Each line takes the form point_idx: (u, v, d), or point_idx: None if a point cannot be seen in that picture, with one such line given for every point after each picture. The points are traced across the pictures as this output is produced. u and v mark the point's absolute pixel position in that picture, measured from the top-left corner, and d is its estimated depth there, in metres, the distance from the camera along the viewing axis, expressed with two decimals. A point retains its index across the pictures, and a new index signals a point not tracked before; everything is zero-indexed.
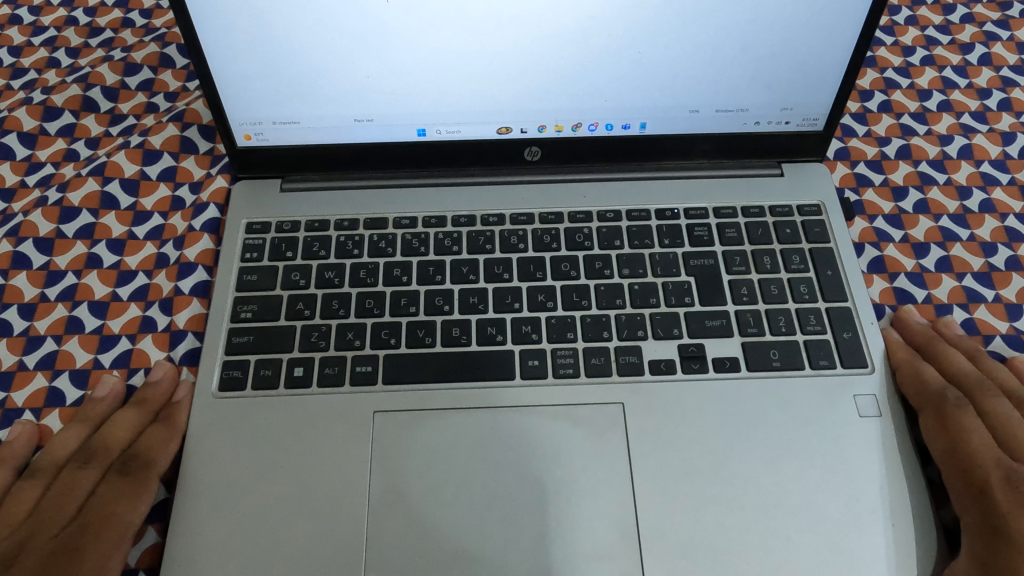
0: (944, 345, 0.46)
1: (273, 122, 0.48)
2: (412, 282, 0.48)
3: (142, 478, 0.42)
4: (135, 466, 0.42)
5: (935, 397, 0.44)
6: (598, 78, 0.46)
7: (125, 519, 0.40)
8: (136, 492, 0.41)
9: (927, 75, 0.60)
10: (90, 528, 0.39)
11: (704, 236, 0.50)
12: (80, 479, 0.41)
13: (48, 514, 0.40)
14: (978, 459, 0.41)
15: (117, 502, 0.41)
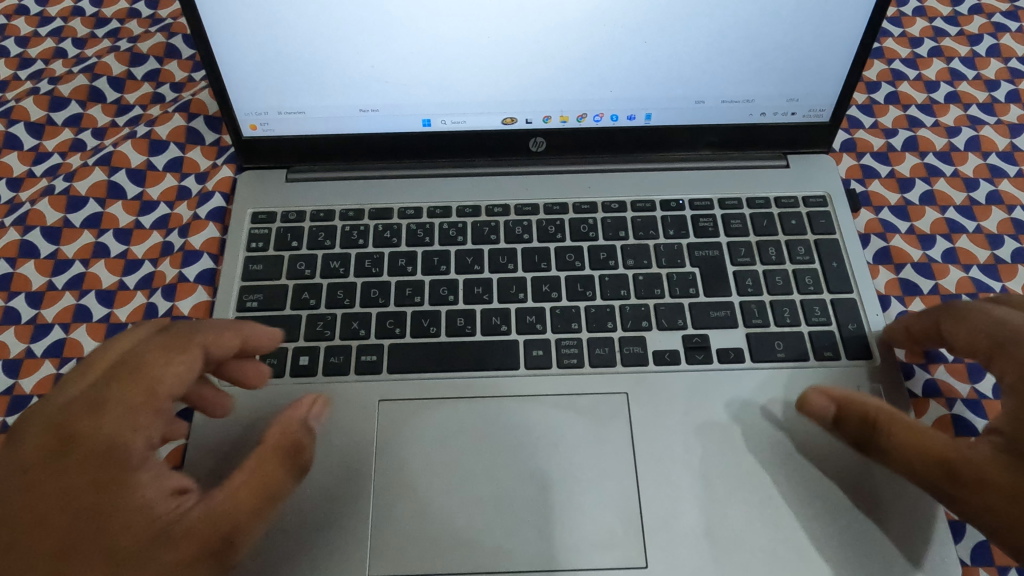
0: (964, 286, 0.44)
1: (278, 112, 0.48)
2: (416, 272, 0.48)
3: (179, 350, 0.38)
4: (175, 339, 0.38)
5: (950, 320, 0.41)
6: (603, 68, 0.46)
7: (163, 380, 0.36)
8: (173, 354, 0.37)
9: (934, 66, 0.59)
10: (142, 385, 0.36)
11: (709, 227, 0.50)
12: (126, 339, 0.38)
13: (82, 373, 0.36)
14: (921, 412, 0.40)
15: (152, 368, 0.36)
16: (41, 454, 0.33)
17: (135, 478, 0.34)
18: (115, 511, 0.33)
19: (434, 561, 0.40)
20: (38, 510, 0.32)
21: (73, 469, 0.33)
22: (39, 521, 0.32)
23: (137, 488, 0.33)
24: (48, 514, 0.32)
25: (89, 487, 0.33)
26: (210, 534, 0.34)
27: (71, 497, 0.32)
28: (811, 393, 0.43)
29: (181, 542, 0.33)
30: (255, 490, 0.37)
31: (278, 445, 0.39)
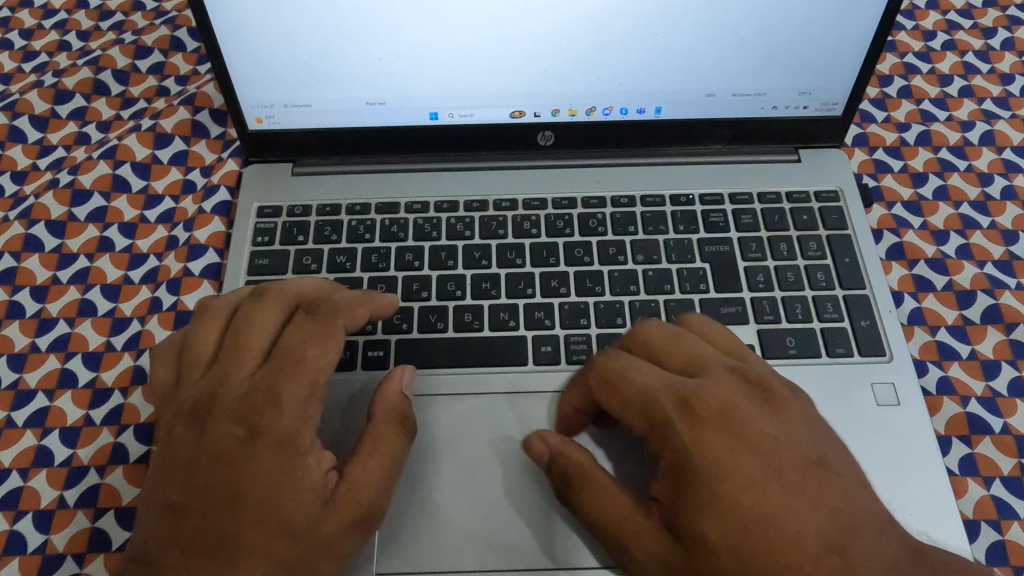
0: (699, 322, 0.42)
1: (284, 105, 0.47)
2: (423, 267, 0.48)
3: (326, 323, 0.39)
4: (320, 311, 0.39)
5: (630, 371, 0.38)
6: (612, 60, 0.46)
7: (319, 361, 0.37)
8: (323, 335, 0.38)
9: (948, 60, 0.58)
10: (294, 369, 0.36)
11: (719, 222, 0.49)
12: (262, 319, 0.39)
13: (233, 352, 0.38)
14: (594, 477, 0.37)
15: (305, 344, 0.37)
16: (215, 437, 0.35)
17: (305, 453, 0.35)
18: (284, 485, 0.34)
19: (448, 559, 0.40)
20: (219, 489, 0.33)
21: (255, 450, 0.34)
22: (222, 497, 0.33)
23: (305, 462, 0.35)
24: (229, 490, 0.33)
25: (264, 463, 0.34)
26: (357, 504, 0.36)
27: (248, 474, 0.34)
28: (533, 437, 0.40)
29: (340, 510, 0.35)
30: (384, 460, 0.37)
31: (388, 418, 0.38)
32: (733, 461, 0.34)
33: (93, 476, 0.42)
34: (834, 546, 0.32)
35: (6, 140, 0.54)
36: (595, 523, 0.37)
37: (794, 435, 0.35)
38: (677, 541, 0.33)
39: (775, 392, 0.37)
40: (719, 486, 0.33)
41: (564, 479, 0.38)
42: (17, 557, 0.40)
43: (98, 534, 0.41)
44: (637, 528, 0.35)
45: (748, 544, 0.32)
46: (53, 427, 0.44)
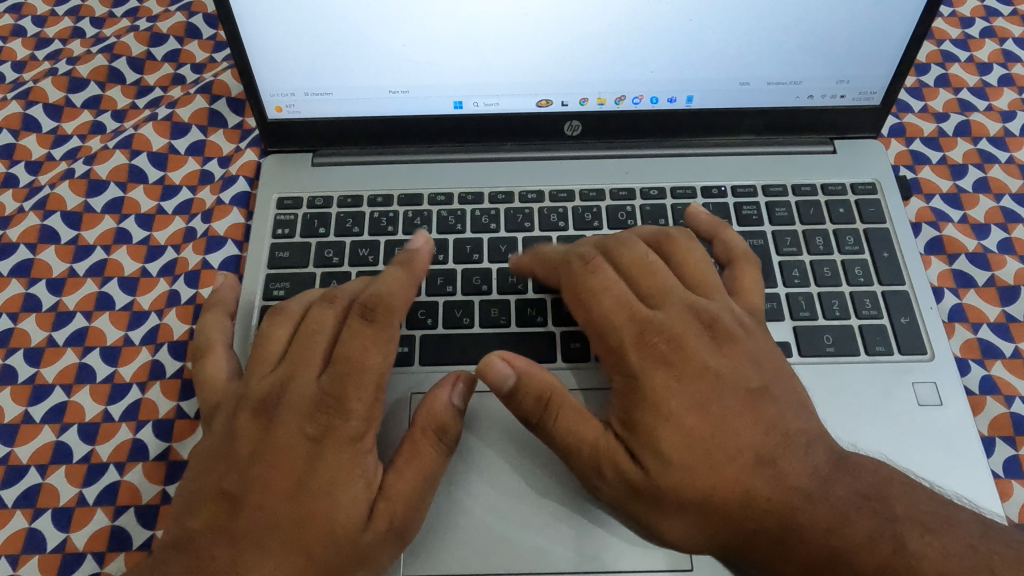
0: (675, 246, 0.43)
1: (305, 93, 0.46)
2: (448, 261, 0.46)
3: (385, 326, 0.38)
4: (378, 311, 0.38)
5: (596, 298, 0.40)
6: (645, 48, 0.44)
7: (378, 369, 0.37)
8: (383, 339, 0.37)
9: (986, 48, 0.56)
10: (357, 375, 0.36)
11: (753, 215, 0.48)
12: (326, 321, 0.39)
13: (301, 350, 0.38)
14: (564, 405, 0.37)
15: (367, 352, 0.37)
16: (278, 436, 0.35)
17: (361, 461, 0.35)
18: (338, 492, 0.34)
19: (478, 559, 0.39)
20: (275, 487, 0.33)
21: (319, 452, 0.34)
22: (276, 496, 0.33)
23: (358, 471, 0.35)
24: (284, 489, 0.33)
25: (322, 467, 0.34)
26: (394, 518, 0.35)
27: (304, 477, 0.34)
28: (493, 357, 0.38)
29: (375, 524, 0.34)
30: (423, 470, 0.36)
31: (426, 427, 0.37)
32: (674, 385, 0.36)
33: (112, 473, 0.41)
34: (766, 457, 0.34)
35: (19, 128, 0.52)
36: (559, 446, 0.37)
37: (735, 365, 0.37)
38: (631, 459, 0.35)
39: (726, 327, 0.39)
40: (664, 407, 0.36)
41: (531, 403, 0.37)
42: (36, 555, 0.39)
43: (118, 533, 0.40)
44: (601, 448, 0.36)
45: (691, 459, 0.34)
46: (70, 423, 0.43)
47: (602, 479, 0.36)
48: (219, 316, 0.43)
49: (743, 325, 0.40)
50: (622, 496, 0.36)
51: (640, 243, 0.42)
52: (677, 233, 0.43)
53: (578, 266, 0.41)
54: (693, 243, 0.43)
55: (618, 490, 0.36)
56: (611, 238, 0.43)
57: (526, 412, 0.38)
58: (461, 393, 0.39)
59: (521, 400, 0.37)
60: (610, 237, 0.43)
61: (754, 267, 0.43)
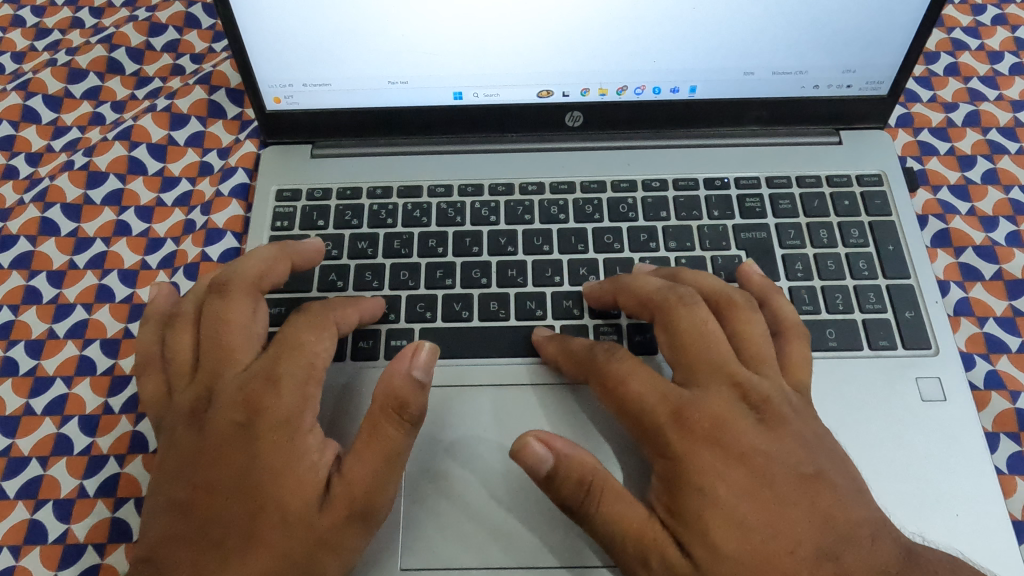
0: (735, 314, 0.40)
1: (303, 84, 0.45)
2: (447, 253, 0.46)
3: (318, 317, 0.39)
4: (314, 309, 0.40)
5: (629, 379, 0.38)
6: (650, 36, 0.43)
7: (313, 349, 0.38)
8: (320, 326, 0.39)
9: (998, 35, 0.55)
10: (292, 358, 0.37)
11: (756, 207, 0.47)
12: (234, 312, 0.39)
13: (217, 349, 0.38)
14: (609, 495, 0.36)
15: (301, 334, 0.38)
16: (216, 434, 0.35)
17: (304, 441, 0.35)
18: (286, 477, 0.34)
19: (479, 554, 0.39)
20: (221, 487, 0.34)
21: (258, 440, 0.35)
22: (228, 494, 0.34)
23: (301, 452, 0.35)
24: (230, 487, 0.34)
25: (263, 454, 0.34)
26: (351, 497, 0.35)
27: (247, 469, 0.34)
28: (530, 438, 0.37)
29: (333, 504, 0.34)
30: (382, 454, 0.35)
31: (385, 406, 0.36)
32: (722, 471, 0.34)
33: (112, 465, 0.42)
34: (828, 551, 0.33)
35: (19, 120, 0.52)
36: (600, 532, 0.36)
37: (789, 451, 0.35)
38: (677, 549, 0.34)
39: (776, 408, 0.37)
40: (712, 495, 0.34)
41: (572, 486, 0.36)
42: (38, 546, 0.40)
43: (119, 524, 0.40)
44: (647, 537, 0.35)
45: (746, 553, 0.33)
46: (71, 415, 0.43)
47: (649, 570, 0.34)
48: (155, 326, 0.42)
49: (795, 408, 0.37)
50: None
51: (697, 306, 0.39)
52: (737, 298, 0.40)
53: (684, 296, 0.39)
54: (754, 313, 0.40)
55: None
56: (668, 295, 0.40)
57: (565, 496, 0.36)
58: (424, 366, 0.37)
59: (562, 484, 0.36)
60: (668, 291, 0.40)
61: (803, 340, 0.41)
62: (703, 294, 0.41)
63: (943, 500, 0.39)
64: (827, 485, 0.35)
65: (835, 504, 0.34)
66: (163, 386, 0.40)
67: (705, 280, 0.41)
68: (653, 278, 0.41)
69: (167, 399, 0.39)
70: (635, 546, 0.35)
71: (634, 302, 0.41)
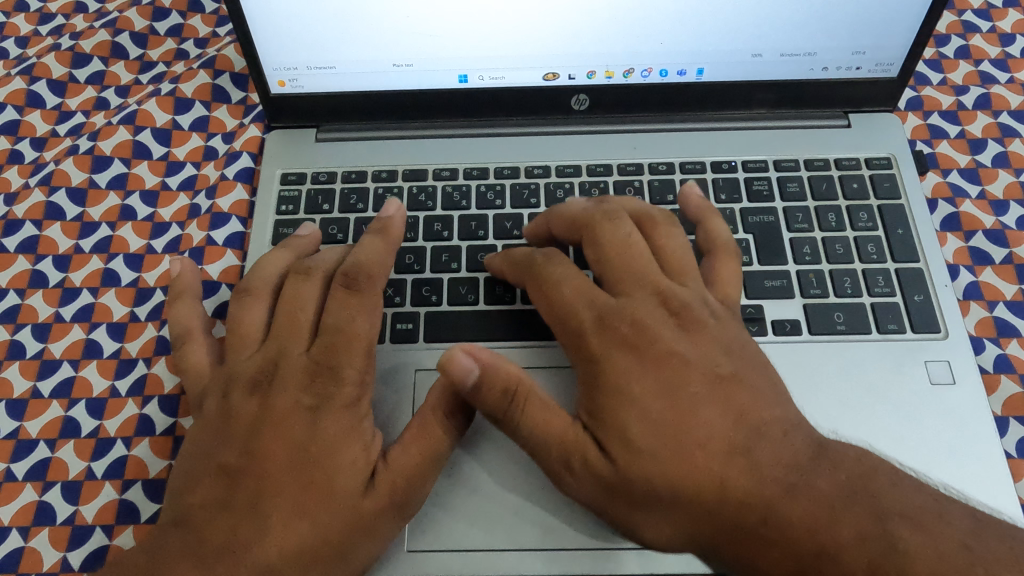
0: (656, 229, 0.41)
1: (308, 67, 0.45)
2: (452, 237, 0.46)
3: (367, 294, 0.39)
4: (359, 279, 0.39)
5: (561, 283, 0.39)
6: (657, 18, 0.43)
7: (367, 335, 0.38)
8: (367, 306, 0.39)
9: (1009, 18, 0.55)
10: (347, 344, 0.37)
11: (763, 190, 0.47)
12: (306, 292, 0.39)
13: (287, 323, 0.38)
14: (532, 403, 0.36)
15: (356, 317, 0.38)
16: (274, 407, 0.35)
17: (359, 425, 0.36)
18: (337, 455, 0.35)
19: (482, 538, 0.39)
20: (275, 457, 0.34)
21: (320, 419, 0.35)
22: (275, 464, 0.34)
23: (356, 435, 0.36)
24: (284, 460, 0.34)
25: (323, 432, 0.35)
26: (396, 486, 0.35)
27: (304, 444, 0.35)
28: (455, 350, 0.36)
29: (378, 490, 0.35)
30: (427, 450, 0.37)
31: (436, 408, 0.38)
32: (638, 370, 0.35)
33: (120, 448, 0.42)
34: (740, 447, 0.33)
35: (23, 104, 0.52)
36: (526, 437, 0.36)
37: (705, 353, 0.36)
38: (599, 451, 0.34)
39: (696, 314, 0.38)
40: (631, 393, 0.35)
41: (496, 395, 0.36)
42: (46, 527, 0.40)
43: (127, 506, 0.40)
44: (569, 439, 0.35)
45: (662, 450, 0.33)
46: (78, 398, 0.43)
47: (571, 473, 0.35)
48: (191, 303, 0.42)
49: (715, 314, 0.38)
50: (593, 493, 0.35)
51: (620, 220, 0.40)
52: (659, 216, 0.41)
53: (547, 254, 0.40)
54: (674, 228, 0.41)
55: (588, 485, 0.35)
56: (594, 213, 0.41)
57: (490, 406, 0.36)
58: None
59: (487, 391, 0.36)
60: (593, 210, 0.41)
61: (732, 259, 0.41)
62: (629, 214, 0.42)
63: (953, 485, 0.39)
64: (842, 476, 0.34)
65: None
66: (211, 356, 0.40)
67: (629, 203, 0.42)
68: (582, 202, 0.42)
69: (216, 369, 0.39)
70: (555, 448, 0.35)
71: (562, 227, 0.42)
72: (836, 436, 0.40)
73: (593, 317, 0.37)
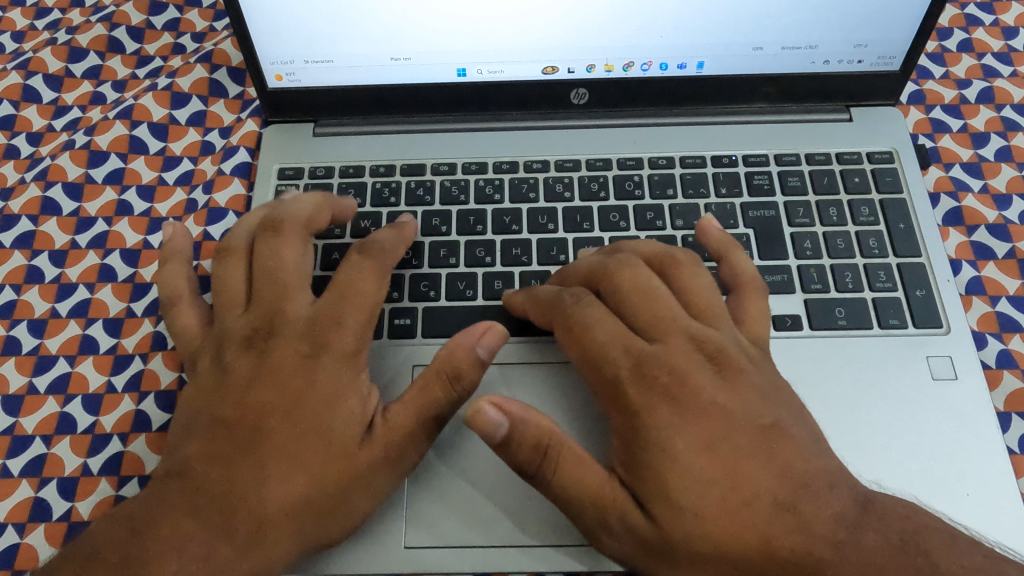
0: (680, 271, 0.39)
1: (305, 61, 0.45)
2: (451, 232, 0.46)
3: (378, 261, 0.39)
4: (372, 249, 0.39)
5: (592, 328, 0.37)
6: (657, 11, 0.42)
7: (373, 298, 0.38)
8: (379, 273, 0.38)
9: (1012, 11, 0.54)
10: (350, 302, 0.37)
11: (764, 185, 0.47)
12: (299, 248, 0.39)
13: (279, 278, 0.38)
14: (568, 459, 0.34)
15: (361, 277, 0.38)
16: (268, 360, 0.36)
17: (356, 380, 0.36)
18: (334, 409, 0.35)
19: (480, 535, 0.38)
20: (269, 410, 0.34)
21: (315, 371, 0.35)
22: (272, 417, 0.34)
23: (353, 389, 0.36)
24: (278, 412, 0.34)
25: (319, 383, 0.35)
26: (392, 441, 0.35)
27: (298, 397, 0.35)
28: (483, 403, 0.34)
29: (374, 445, 0.35)
30: (424, 408, 0.36)
31: (441, 371, 0.36)
32: (677, 425, 0.34)
33: (116, 444, 0.41)
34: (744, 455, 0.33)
35: (20, 99, 0.52)
36: (561, 494, 0.34)
37: (745, 402, 0.35)
38: (639, 508, 0.33)
39: (732, 359, 0.36)
40: (672, 452, 0.33)
41: (527, 451, 0.34)
42: (42, 524, 0.40)
43: (122, 503, 0.40)
44: (607, 498, 0.34)
45: (709, 508, 0.32)
46: (74, 394, 0.43)
47: (609, 532, 0.34)
48: (179, 265, 0.42)
49: (750, 358, 0.37)
50: (633, 551, 0.34)
51: (641, 264, 0.39)
52: (683, 256, 0.40)
53: (575, 296, 0.39)
54: (699, 269, 0.40)
55: (628, 543, 0.34)
56: (610, 261, 0.39)
57: (521, 460, 0.34)
58: (488, 346, 0.37)
59: (519, 447, 0.34)
60: (606, 261, 0.40)
61: (760, 295, 0.40)
62: (648, 257, 0.40)
63: (955, 483, 0.39)
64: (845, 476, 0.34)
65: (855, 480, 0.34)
66: (202, 319, 0.40)
67: (647, 244, 0.41)
68: (592, 254, 0.41)
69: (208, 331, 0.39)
70: (593, 506, 0.34)
71: (578, 281, 0.41)
72: (880, 486, 0.38)
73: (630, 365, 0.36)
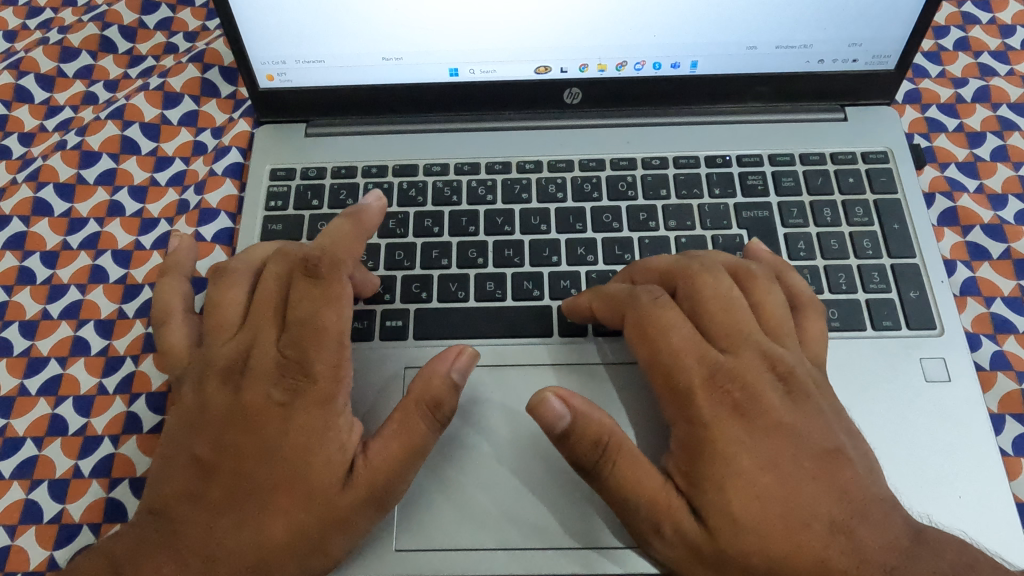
0: (754, 284, 0.39)
1: (297, 61, 0.44)
2: (443, 233, 0.45)
3: (330, 283, 0.37)
4: (321, 267, 0.37)
5: (670, 329, 0.37)
6: (649, 9, 0.42)
7: (337, 327, 0.36)
8: (332, 298, 0.36)
9: (1010, 9, 0.54)
10: (315, 336, 0.36)
11: (758, 185, 0.46)
12: (281, 277, 0.38)
13: (262, 312, 0.37)
14: (627, 462, 0.34)
15: (319, 307, 0.36)
16: (247, 399, 0.35)
17: (335, 422, 0.35)
18: (312, 453, 0.34)
19: (472, 537, 0.38)
20: (249, 452, 0.34)
21: (294, 413, 0.35)
22: (251, 458, 0.34)
23: (332, 432, 0.35)
24: (259, 454, 0.34)
25: (297, 427, 0.34)
26: (372, 483, 0.34)
27: (278, 440, 0.34)
28: (548, 393, 0.35)
29: (354, 487, 0.34)
30: (407, 445, 0.35)
31: (420, 402, 0.36)
32: (744, 440, 0.34)
33: (107, 446, 0.41)
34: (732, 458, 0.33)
35: (11, 99, 0.52)
36: (613, 495, 0.34)
37: (810, 424, 0.35)
38: (693, 517, 0.33)
39: (802, 382, 0.36)
40: (735, 464, 0.33)
41: (587, 446, 0.35)
42: (33, 526, 0.40)
43: (114, 504, 0.40)
44: (662, 504, 0.33)
45: (763, 523, 0.32)
46: (66, 396, 0.43)
47: (660, 536, 0.34)
48: (177, 279, 0.41)
49: (818, 383, 0.37)
50: (682, 556, 0.33)
51: (722, 274, 0.39)
52: (759, 271, 0.40)
53: (653, 293, 0.38)
54: (774, 284, 0.39)
55: (678, 550, 0.33)
56: (690, 265, 0.39)
57: (580, 454, 0.35)
58: (461, 368, 0.37)
59: (580, 442, 0.35)
60: (688, 262, 0.39)
61: (819, 315, 0.40)
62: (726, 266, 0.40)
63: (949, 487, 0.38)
64: (834, 480, 0.33)
65: (847, 481, 0.33)
66: (190, 338, 0.40)
67: (723, 255, 0.41)
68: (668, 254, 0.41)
69: (194, 351, 0.39)
70: (645, 513, 0.34)
71: (652, 279, 0.40)
72: (930, 520, 0.38)
73: (704, 375, 0.35)
